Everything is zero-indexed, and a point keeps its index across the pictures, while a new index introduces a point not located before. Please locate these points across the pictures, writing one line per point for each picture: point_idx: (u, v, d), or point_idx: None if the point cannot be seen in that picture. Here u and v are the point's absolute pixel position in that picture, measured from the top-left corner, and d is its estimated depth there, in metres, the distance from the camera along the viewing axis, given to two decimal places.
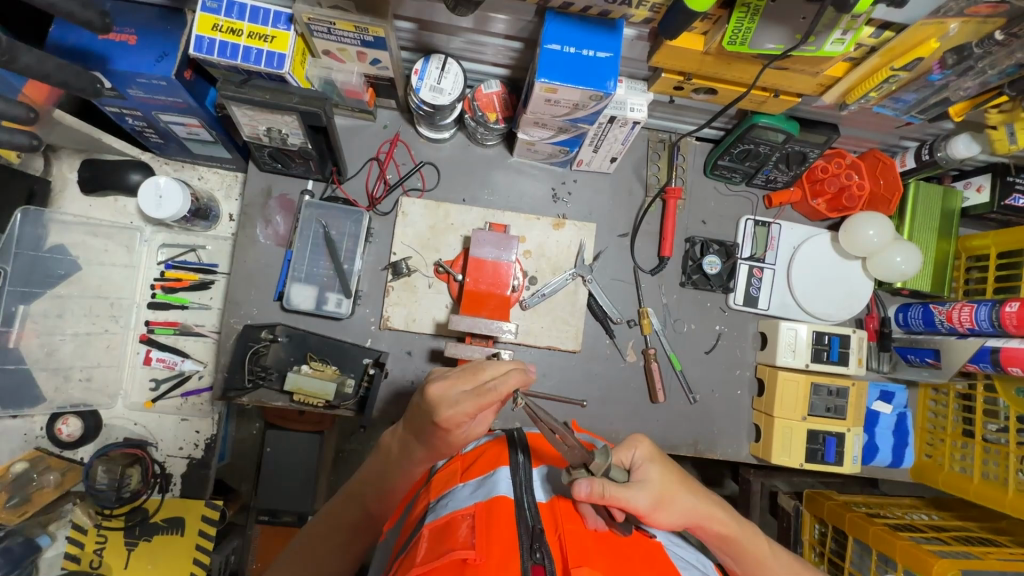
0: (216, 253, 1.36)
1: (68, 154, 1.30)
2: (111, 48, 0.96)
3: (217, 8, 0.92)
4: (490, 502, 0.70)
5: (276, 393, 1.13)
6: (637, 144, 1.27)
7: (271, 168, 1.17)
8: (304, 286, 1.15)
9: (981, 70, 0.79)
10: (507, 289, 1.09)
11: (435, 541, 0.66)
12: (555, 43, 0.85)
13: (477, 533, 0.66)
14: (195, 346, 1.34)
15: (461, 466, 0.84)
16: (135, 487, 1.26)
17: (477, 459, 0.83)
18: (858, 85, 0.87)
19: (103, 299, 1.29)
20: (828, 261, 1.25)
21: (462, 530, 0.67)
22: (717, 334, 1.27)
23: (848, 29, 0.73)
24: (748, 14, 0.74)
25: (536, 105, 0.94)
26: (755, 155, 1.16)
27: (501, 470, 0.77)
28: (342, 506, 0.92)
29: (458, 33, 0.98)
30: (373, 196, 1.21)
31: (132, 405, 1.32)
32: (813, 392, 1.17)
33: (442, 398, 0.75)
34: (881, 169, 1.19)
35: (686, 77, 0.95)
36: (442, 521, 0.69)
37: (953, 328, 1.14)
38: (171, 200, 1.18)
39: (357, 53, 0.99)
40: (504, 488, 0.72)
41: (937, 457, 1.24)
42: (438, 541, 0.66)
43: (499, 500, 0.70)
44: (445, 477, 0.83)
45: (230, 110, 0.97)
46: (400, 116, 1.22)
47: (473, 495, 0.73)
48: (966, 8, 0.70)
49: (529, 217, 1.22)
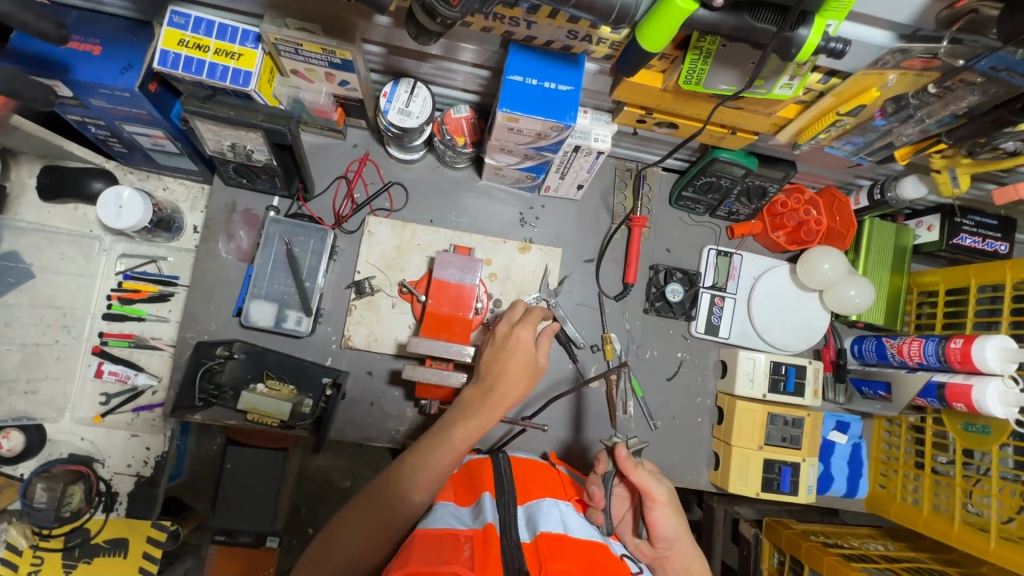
0: (177, 265, 1.34)
1: (27, 159, 1.27)
2: (74, 57, 0.95)
3: (184, 24, 0.92)
4: (486, 530, 0.73)
5: (231, 411, 1.09)
6: (605, 172, 1.30)
7: (235, 182, 1.16)
8: (263, 302, 1.11)
9: (920, 119, 0.82)
10: (469, 311, 1.10)
11: (437, 550, 0.68)
12: (517, 74, 0.86)
13: (473, 557, 0.69)
14: (150, 360, 1.30)
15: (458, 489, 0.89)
16: (76, 506, 1.22)
17: (470, 483, 0.90)
18: (809, 126, 0.90)
19: (54, 309, 1.24)
20: (785, 292, 1.28)
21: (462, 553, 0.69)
22: (679, 362, 1.28)
23: (795, 75, 0.77)
24: (701, 56, 0.77)
25: (499, 132, 0.94)
26: (717, 188, 1.20)
27: (487, 497, 0.82)
28: (424, 446, 0.87)
29: (429, 59, 1.00)
30: (340, 214, 1.20)
31: (80, 419, 1.27)
32: (769, 422, 1.18)
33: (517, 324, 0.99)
34: (837, 206, 1.23)
35: (647, 112, 0.98)
36: (439, 533, 0.72)
37: (903, 361, 1.18)
38: (131, 211, 1.16)
39: (325, 74, 0.99)
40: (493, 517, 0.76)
41: (891, 488, 1.26)
42: (436, 551, 0.68)
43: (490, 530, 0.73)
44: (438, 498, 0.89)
45: (194, 125, 0.97)
46: (370, 136, 1.23)
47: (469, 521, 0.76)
48: (901, 62, 0.72)
49: (495, 241, 1.23)
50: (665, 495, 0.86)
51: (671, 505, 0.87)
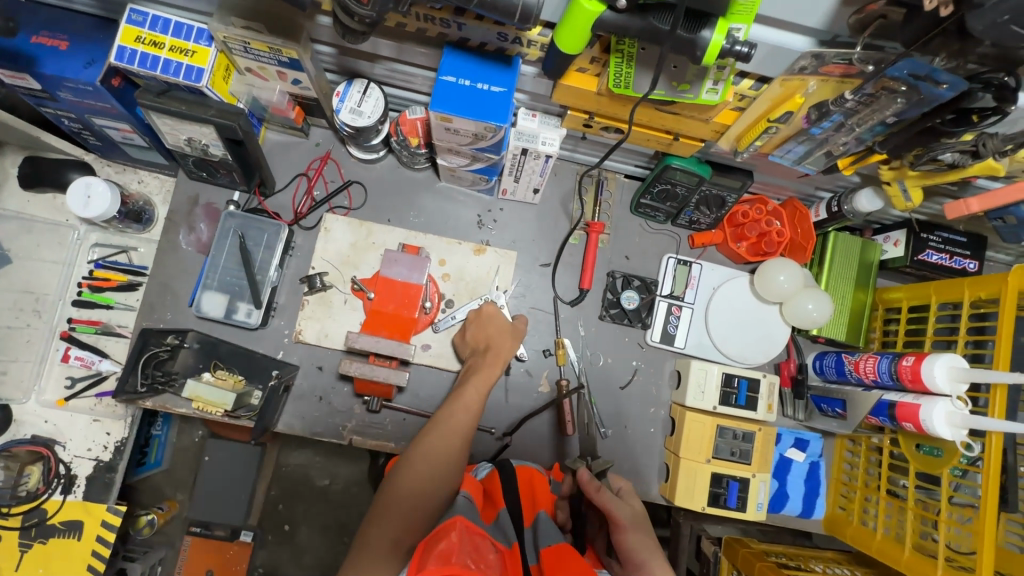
0: (147, 256, 1.38)
1: (10, 149, 1.32)
2: (41, 52, 0.99)
3: (141, 22, 0.96)
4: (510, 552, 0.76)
5: (181, 399, 1.11)
6: (565, 177, 1.30)
7: (197, 176, 1.19)
8: (216, 294, 1.14)
9: (852, 127, 0.80)
10: (415, 310, 1.11)
11: (469, 542, 0.69)
12: (450, 75, 0.87)
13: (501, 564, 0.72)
14: (116, 347, 1.34)
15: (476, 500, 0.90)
16: (34, 486, 1.27)
17: (484, 495, 0.91)
18: (747, 132, 0.89)
19: (28, 294, 1.30)
20: (744, 303, 1.26)
21: (490, 554, 0.71)
22: (633, 370, 1.27)
23: (718, 80, 0.76)
24: (624, 59, 0.77)
25: (439, 132, 0.96)
26: (674, 196, 1.19)
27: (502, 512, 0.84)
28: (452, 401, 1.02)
29: (378, 60, 1.02)
30: (298, 211, 1.23)
31: (45, 402, 1.30)
32: (718, 434, 1.16)
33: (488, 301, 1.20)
34: (798, 218, 1.21)
35: (590, 116, 0.98)
36: (471, 528, 0.73)
37: (860, 379, 1.14)
38: (99, 201, 1.20)
39: (277, 72, 1.02)
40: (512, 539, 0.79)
41: (849, 510, 1.21)
42: (471, 544, 0.69)
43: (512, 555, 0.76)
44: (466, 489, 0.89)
45: (151, 119, 1.01)
46: (332, 136, 1.25)
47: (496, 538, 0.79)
48: (819, 67, 0.71)
49: (450, 242, 1.24)
50: (630, 517, 0.93)
51: (639, 527, 0.92)
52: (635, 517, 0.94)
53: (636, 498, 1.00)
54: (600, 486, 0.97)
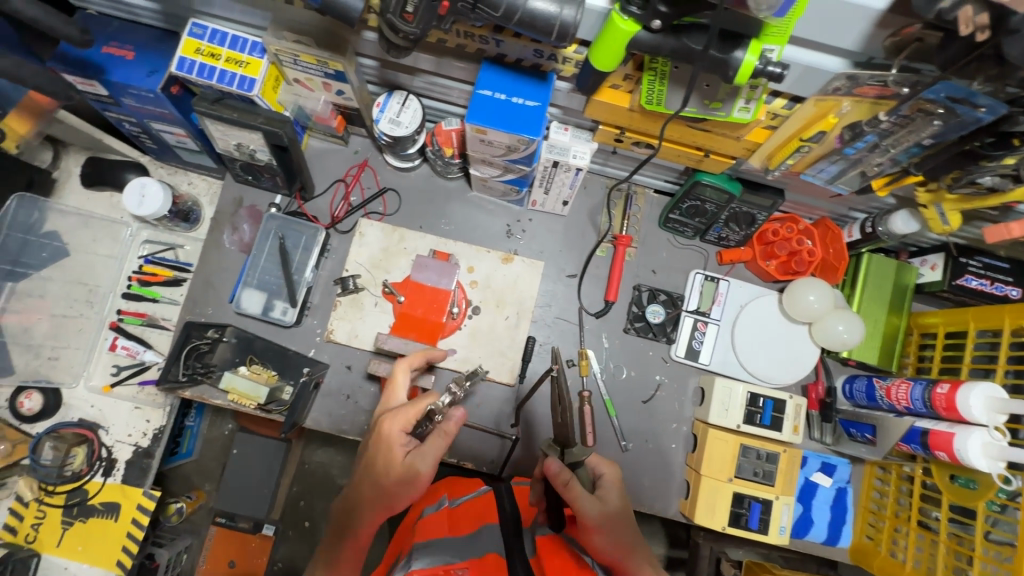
0: (192, 253, 1.45)
1: (75, 150, 1.42)
2: (109, 61, 1.07)
3: (201, 35, 1.03)
4: (483, 560, 0.80)
5: (216, 390, 1.17)
6: (594, 191, 1.32)
7: (243, 179, 1.26)
8: (255, 292, 1.20)
9: (886, 148, 0.80)
10: (442, 315, 1.14)
11: None
12: (486, 89, 0.90)
13: None
14: (159, 339, 1.41)
15: (448, 518, 0.91)
16: (78, 466, 1.33)
17: (453, 513, 0.92)
18: (778, 150, 0.89)
19: (81, 285, 1.38)
20: (772, 322, 1.25)
21: None
22: (656, 385, 1.27)
23: (750, 98, 0.77)
24: (657, 77, 0.79)
25: (474, 144, 0.99)
26: (703, 212, 1.20)
27: (488, 526, 0.86)
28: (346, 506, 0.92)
29: (418, 73, 1.06)
30: (335, 215, 1.28)
31: (92, 387, 1.38)
32: (741, 454, 1.15)
33: (387, 417, 0.90)
34: (830, 239, 1.19)
35: (621, 131, 1.00)
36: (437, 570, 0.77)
37: (892, 405, 1.11)
38: (152, 200, 1.28)
39: (323, 83, 1.07)
40: (494, 546, 0.82)
41: (877, 541, 1.18)
42: None
43: (491, 556, 0.80)
44: (432, 522, 0.91)
45: (205, 125, 1.07)
46: (370, 144, 1.30)
47: (463, 551, 0.82)
48: (853, 88, 0.71)
49: (479, 250, 1.26)
50: (600, 514, 0.86)
51: (609, 524, 0.86)
52: (609, 517, 0.86)
53: (613, 489, 0.91)
54: (569, 480, 0.87)
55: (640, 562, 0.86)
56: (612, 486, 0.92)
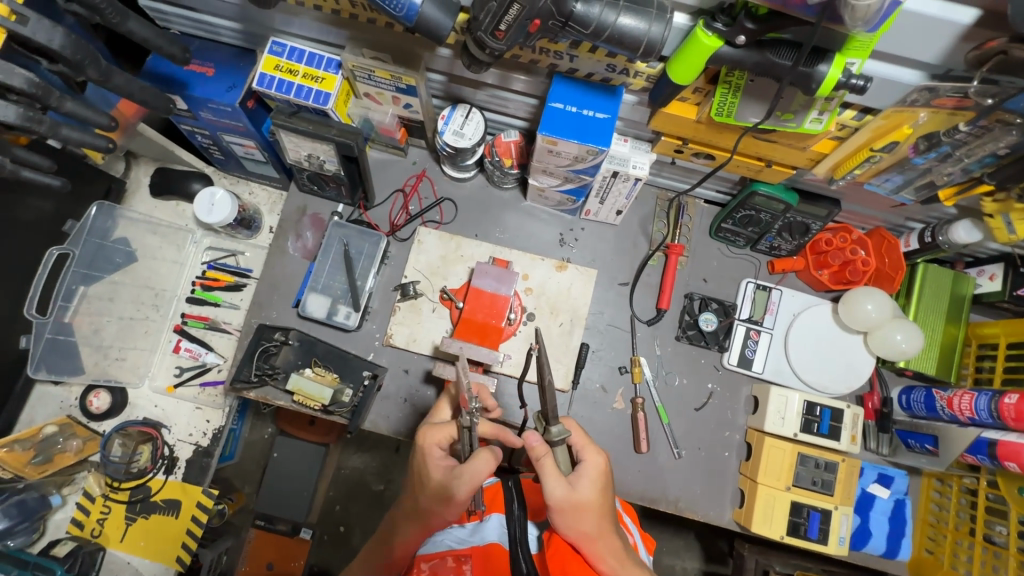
0: (252, 260, 1.50)
1: (145, 161, 1.49)
2: (192, 77, 1.13)
3: (280, 52, 1.08)
4: (487, 550, 0.78)
5: (281, 391, 1.20)
6: (645, 201, 1.34)
7: (308, 189, 1.31)
8: (320, 296, 1.25)
9: (959, 158, 0.83)
10: (502, 320, 1.16)
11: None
12: (558, 102, 0.95)
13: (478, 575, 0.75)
14: (220, 342, 1.45)
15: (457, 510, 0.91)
16: (143, 463, 1.38)
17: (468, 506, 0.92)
18: (844, 161, 0.92)
19: (149, 289, 1.44)
20: (827, 332, 1.25)
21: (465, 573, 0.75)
22: (709, 393, 1.27)
23: (824, 110, 0.79)
24: (730, 90, 0.82)
25: (541, 154, 1.03)
26: (757, 222, 1.21)
27: (494, 516, 0.84)
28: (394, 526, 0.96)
29: (483, 87, 1.10)
30: (395, 223, 1.32)
31: (156, 387, 1.43)
32: (799, 462, 1.15)
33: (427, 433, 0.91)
34: (886, 248, 1.20)
35: (683, 142, 1.02)
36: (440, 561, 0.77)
37: (953, 415, 1.11)
38: (221, 208, 1.34)
39: (392, 97, 1.12)
40: (498, 535, 0.80)
41: (939, 554, 1.16)
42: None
43: (498, 547, 0.78)
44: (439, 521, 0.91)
45: (280, 137, 1.12)
46: (428, 155, 1.35)
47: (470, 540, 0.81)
48: (931, 100, 0.73)
49: (534, 257, 1.29)
50: (563, 498, 0.81)
51: (575, 511, 0.81)
52: (575, 503, 0.81)
53: (585, 480, 0.84)
54: (546, 454, 0.83)
55: (606, 553, 0.80)
56: (589, 474, 0.85)
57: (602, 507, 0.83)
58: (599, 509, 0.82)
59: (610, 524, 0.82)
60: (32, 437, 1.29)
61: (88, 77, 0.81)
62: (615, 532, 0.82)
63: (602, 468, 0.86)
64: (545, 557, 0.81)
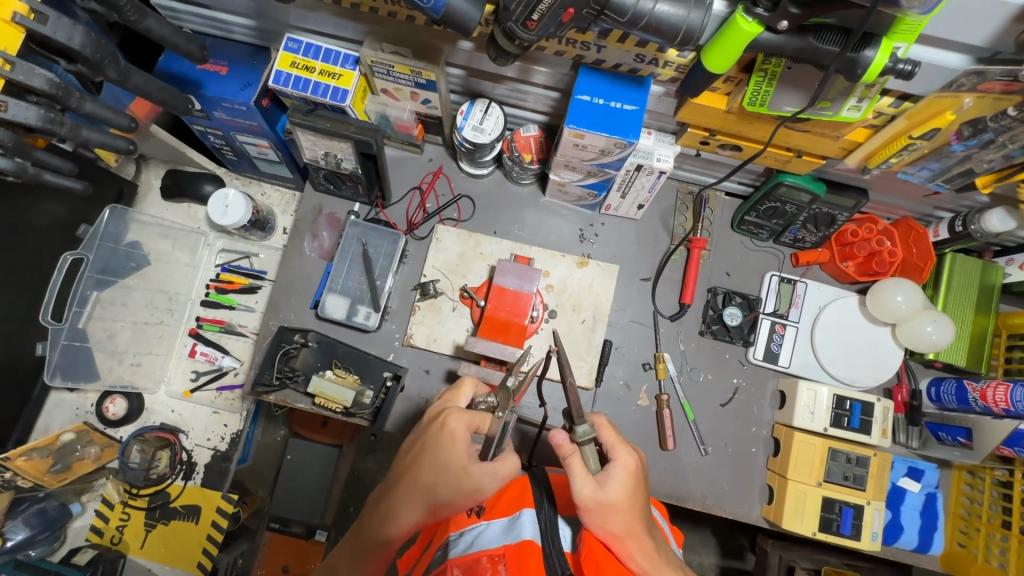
0: (267, 261, 1.48)
1: (156, 163, 1.47)
2: (206, 76, 1.11)
3: (296, 49, 1.06)
4: (522, 545, 0.73)
5: (301, 394, 1.18)
6: (666, 194, 1.32)
7: (324, 188, 1.29)
8: (338, 297, 1.23)
9: (1001, 144, 0.81)
10: (525, 318, 1.14)
11: None
12: (585, 94, 0.93)
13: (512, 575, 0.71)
14: (236, 345, 1.44)
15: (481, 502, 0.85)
16: (162, 469, 1.36)
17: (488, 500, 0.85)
18: (880, 150, 0.89)
19: (163, 293, 1.42)
20: (854, 325, 1.23)
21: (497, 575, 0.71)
22: (734, 388, 1.25)
23: (863, 97, 0.77)
24: (765, 78, 0.79)
25: (565, 148, 1.01)
26: (781, 214, 1.19)
27: (526, 512, 0.78)
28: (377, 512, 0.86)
29: (503, 81, 1.08)
30: (412, 221, 1.30)
31: (173, 392, 1.42)
32: (830, 458, 1.14)
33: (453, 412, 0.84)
34: (914, 238, 1.17)
35: (710, 133, 1.01)
36: (471, 561, 0.73)
37: (987, 407, 1.09)
38: (236, 210, 1.32)
39: (410, 92, 1.11)
40: (532, 532, 0.75)
41: (972, 548, 1.14)
42: None
43: (529, 543, 0.73)
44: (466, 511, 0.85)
45: (296, 135, 1.10)
46: (444, 152, 1.33)
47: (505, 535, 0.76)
48: (978, 84, 0.71)
49: (554, 254, 1.27)
50: (590, 497, 0.78)
51: (604, 511, 0.78)
52: (602, 503, 0.78)
53: (615, 482, 0.80)
54: (573, 451, 0.81)
55: (636, 553, 0.78)
56: (618, 474, 0.81)
57: (633, 508, 0.80)
58: (629, 509, 0.80)
59: (640, 524, 0.80)
60: (51, 445, 1.26)
61: (107, 76, 0.79)
62: (645, 531, 0.80)
63: (632, 470, 0.81)
64: (579, 556, 0.80)
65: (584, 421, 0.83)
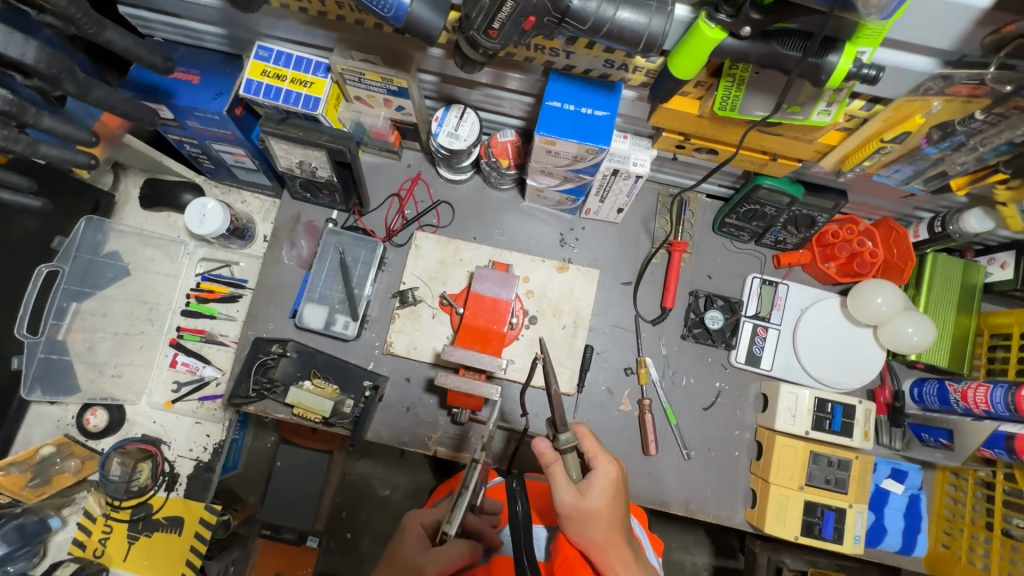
0: (247, 269, 1.47)
1: (134, 172, 1.46)
2: (177, 86, 1.09)
3: (267, 57, 1.05)
4: (493, 561, 0.77)
5: (281, 404, 1.18)
6: (647, 197, 1.31)
7: (301, 196, 1.28)
8: (317, 306, 1.22)
9: (973, 147, 0.80)
10: (504, 325, 1.12)
11: None
12: (556, 100, 0.92)
13: None
14: (217, 354, 1.43)
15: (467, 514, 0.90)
16: (144, 482, 1.35)
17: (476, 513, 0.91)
18: (853, 153, 0.89)
19: (143, 303, 1.41)
20: (836, 326, 1.23)
21: None
22: (717, 392, 1.25)
23: (832, 101, 0.76)
24: (734, 83, 0.79)
25: (539, 154, 1.00)
26: (761, 216, 1.18)
27: None
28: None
29: (477, 87, 1.07)
30: (391, 228, 1.29)
31: (153, 404, 1.40)
32: (812, 461, 1.13)
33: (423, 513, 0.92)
34: (894, 239, 1.17)
35: (685, 137, 0.99)
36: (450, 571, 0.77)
37: (968, 408, 1.09)
38: (213, 219, 1.31)
39: (384, 100, 1.09)
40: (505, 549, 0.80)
41: (955, 549, 1.14)
42: None
43: (503, 558, 0.79)
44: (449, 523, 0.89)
45: (270, 144, 1.09)
46: (423, 158, 1.32)
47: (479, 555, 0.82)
48: (946, 88, 0.71)
49: (534, 259, 1.26)
50: (572, 506, 0.78)
51: (586, 520, 0.77)
52: (583, 511, 0.78)
53: (598, 493, 0.79)
54: (555, 460, 0.81)
55: (615, 563, 0.76)
56: (600, 482, 0.81)
57: (615, 517, 0.79)
58: (609, 518, 0.78)
59: (620, 534, 0.78)
60: (29, 459, 1.27)
61: (66, 91, 0.78)
62: (624, 541, 0.77)
63: (613, 479, 0.81)
64: (552, 567, 0.79)
65: (566, 429, 0.84)
